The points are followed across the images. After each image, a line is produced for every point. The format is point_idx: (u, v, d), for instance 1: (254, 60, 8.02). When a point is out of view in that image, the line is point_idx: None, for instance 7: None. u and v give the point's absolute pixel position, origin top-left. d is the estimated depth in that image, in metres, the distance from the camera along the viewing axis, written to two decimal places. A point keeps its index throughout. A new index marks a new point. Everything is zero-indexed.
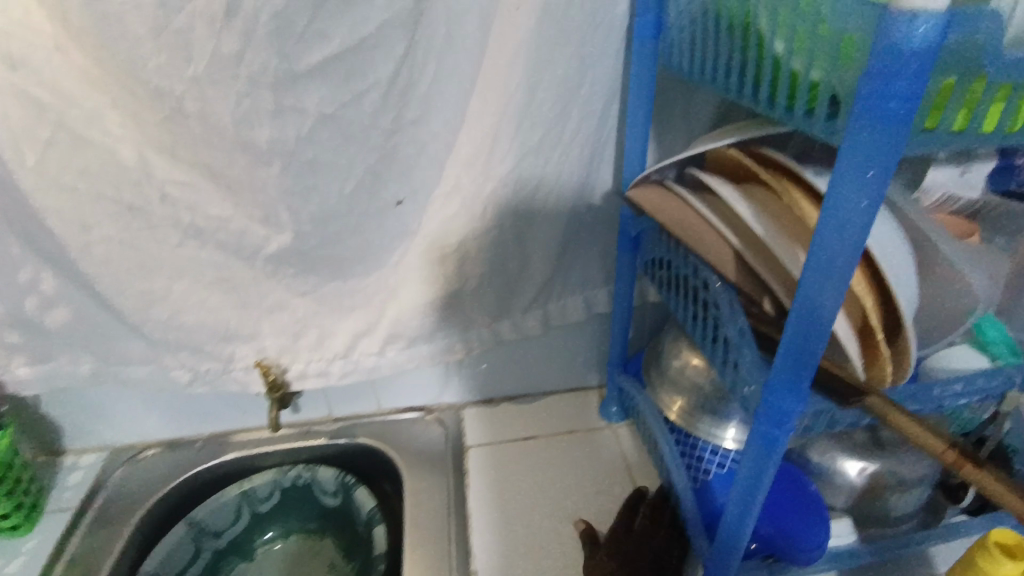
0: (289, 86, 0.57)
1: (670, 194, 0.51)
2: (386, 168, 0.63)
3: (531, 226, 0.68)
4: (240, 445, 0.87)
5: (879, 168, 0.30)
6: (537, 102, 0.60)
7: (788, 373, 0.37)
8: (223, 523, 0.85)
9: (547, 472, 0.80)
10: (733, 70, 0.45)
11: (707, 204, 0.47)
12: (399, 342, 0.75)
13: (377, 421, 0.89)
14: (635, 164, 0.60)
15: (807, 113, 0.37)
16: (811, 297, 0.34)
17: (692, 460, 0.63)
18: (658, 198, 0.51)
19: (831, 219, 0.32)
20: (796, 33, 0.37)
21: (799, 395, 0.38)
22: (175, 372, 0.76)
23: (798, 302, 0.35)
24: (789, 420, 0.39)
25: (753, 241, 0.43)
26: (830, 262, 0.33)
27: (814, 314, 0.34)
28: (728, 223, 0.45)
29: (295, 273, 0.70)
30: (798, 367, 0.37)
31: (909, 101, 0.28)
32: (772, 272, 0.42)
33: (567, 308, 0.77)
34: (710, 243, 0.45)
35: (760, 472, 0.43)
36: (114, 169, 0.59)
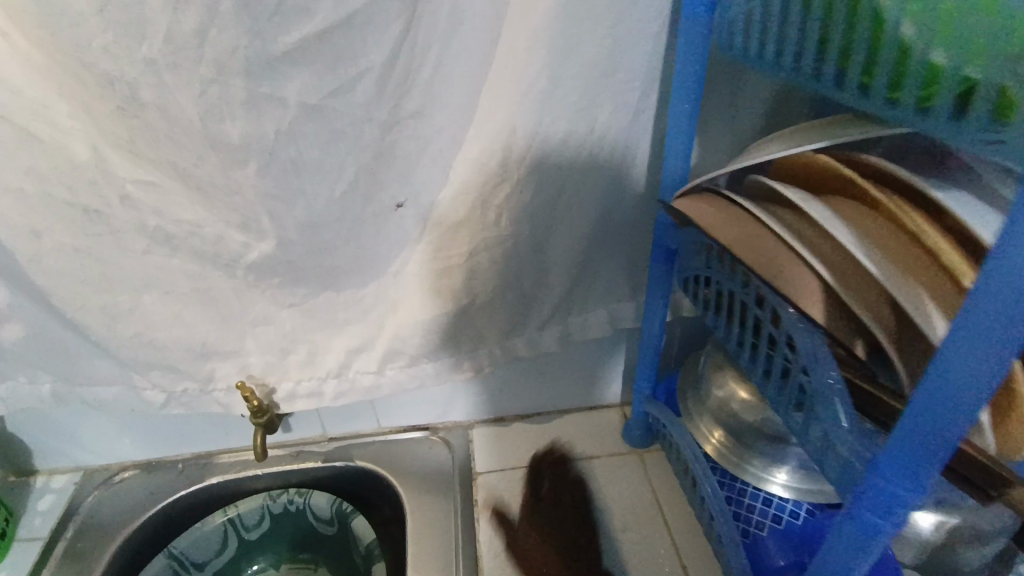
0: (266, 73, 0.47)
1: (728, 204, 0.42)
2: (382, 168, 0.54)
3: (552, 232, 0.59)
4: (226, 468, 0.79)
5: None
6: (561, 93, 0.50)
7: (907, 456, 0.31)
8: (207, 554, 0.77)
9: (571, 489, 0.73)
10: (826, 56, 0.36)
11: (780, 219, 0.39)
12: (400, 360, 0.67)
13: (376, 442, 0.81)
14: (680, 165, 0.50)
15: (952, 116, 0.29)
16: (953, 372, 0.27)
17: (741, 509, 0.56)
18: (713, 208, 0.42)
19: (997, 281, 0.25)
20: (942, 12, 0.29)
21: (917, 482, 0.31)
22: (149, 393, 0.67)
23: (933, 374, 0.28)
24: (897, 506, 0.32)
25: (848, 273, 0.35)
26: (987, 334, 0.26)
27: (954, 394, 0.27)
28: (812, 248, 0.37)
29: (281, 283, 0.61)
30: (922, 450, 0.30)
31: None
32: (868, 309, 0.34)
33: (589, 323, 0.68)
34: (789, 271, 0.36)
35: (850, 553, 0.37)
36: (64, 169, 0.50)
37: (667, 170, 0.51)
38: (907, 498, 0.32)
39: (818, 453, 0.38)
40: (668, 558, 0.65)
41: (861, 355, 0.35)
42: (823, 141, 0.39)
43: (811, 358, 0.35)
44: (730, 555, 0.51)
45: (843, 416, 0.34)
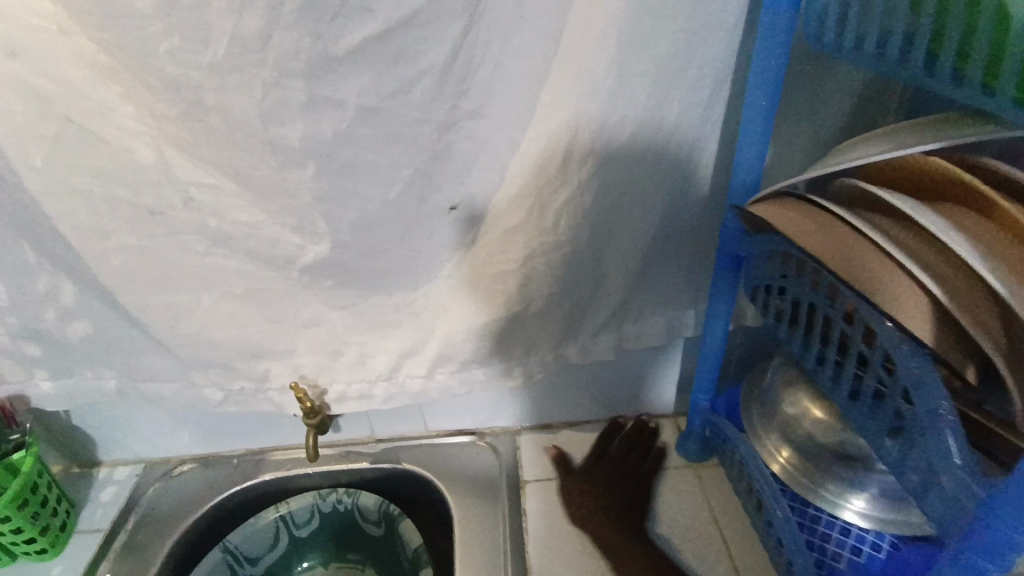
0: (326, 74, 0.47)
1: (813, 208, 0.38)
2: (437, 170, 0.53)
3: (611, 237, 0.57)
4: (277, 465, 0.80)
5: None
6: (628, 91, 0.48)
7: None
8: (260, 549, 0.78)
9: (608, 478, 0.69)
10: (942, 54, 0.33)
11: (878, 226, 0.36)
12: (451, 364, 0.66)
13: (423, 445, 0.80)
14: (753, 166, 0.47)
15: None
16: None
17: (815, 537, 0.53)
18: (795, 213, 0.39)
19: None
20: None
21: None
22: (206, 390, 0.69)
23: None
24: (1009, 552, 0.30)
25: (964, 290, 0.33)
26: None
27: None
28: (921, 261, 0.34)
29: (333, 285, 0.61)
30: None
31: None
32: (983, 329, 0.32)
33: (645, 332, 0.65)
34: (895, 288, 0.33)
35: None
36: (131, 172, 0.51)
37: (738, 171, 0.48)
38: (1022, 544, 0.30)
39: (917, 485, 0.34)
40: None
41: (971, 379, 0.32)
42: (939, 144, 0.35)
43: (913, 381, 0.32)
44: None
45: (954, 450, 0.31)
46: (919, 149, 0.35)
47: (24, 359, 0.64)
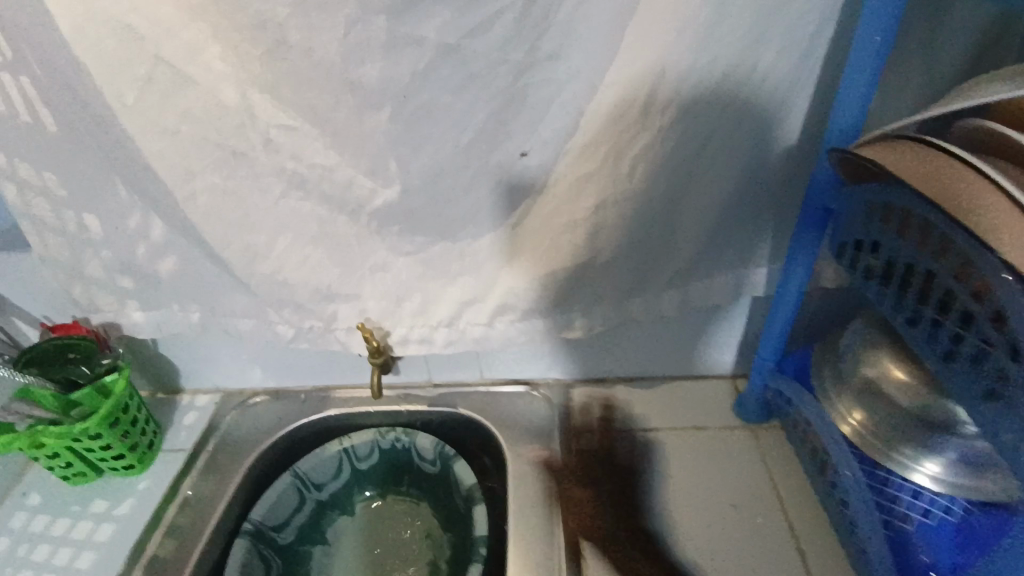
0: (406, 10, 0.47)
1: (933, 151, 0.39)
2: (512, 115, 0.52)
3: (685, 189, 0.55)
4: (341, 403, 0.85)
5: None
6: (723, 28, 0.46)
7: None
8: (325, 477, 0.82)
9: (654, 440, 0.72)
10: None
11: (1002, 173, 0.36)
12: (511, 314, 0.67)
13: (479, 392, 0.82)
14: (852, 112, 0.45)
15: None
16: None
17: (884, 500, 0.51)
18: (912, 158, 0.39)
19: None
20: None
21: None
22: (279, 327, 0.72)
23: None
24: None
25: None
26: None
27: None
28: None
29: (401, 231, 0.62)
30: None
31: None
32: None
33: (711, 292, 0.64)
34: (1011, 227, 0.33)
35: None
36: (216, 112, 0.53)
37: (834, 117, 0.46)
38: None
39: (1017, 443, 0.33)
40: (781, 539, 0.62)
41: None
42: None
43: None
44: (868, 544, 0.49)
45: None
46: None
47: (117, 290, 0.69)
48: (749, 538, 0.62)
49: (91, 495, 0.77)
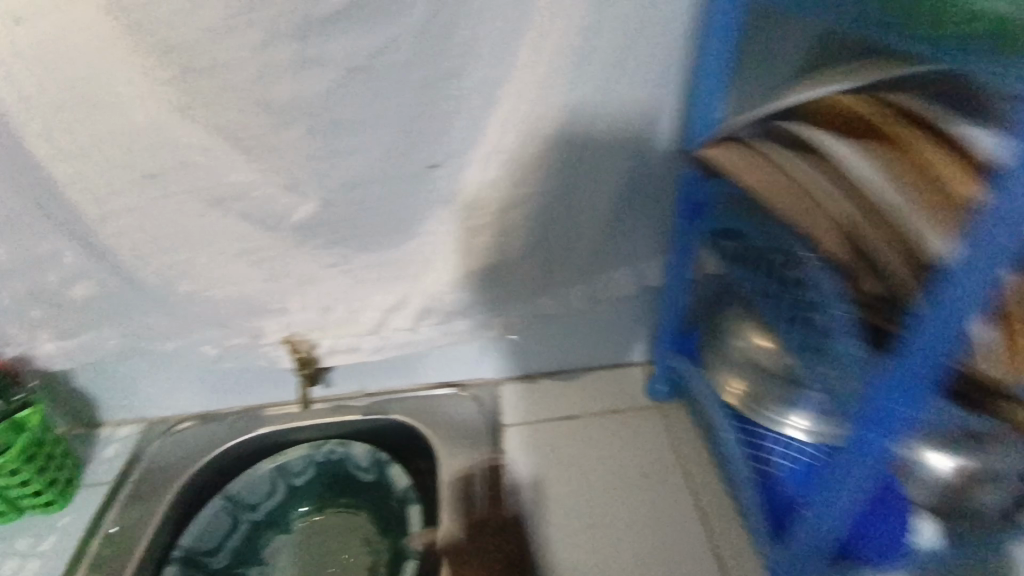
0: (314, 36, 0.51)
1: (755, 152, 0.47)
2: (420, 129, 0.57)
3: (578, 191, 0.61)
4: (272, 420, 0.85)
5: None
6: (594, 47, 0.53)
7: (903, 378, 0.35)
8: (259, 497, 0.82)
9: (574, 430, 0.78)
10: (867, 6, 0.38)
11: (806, 164, 0.44)
12: (434, 317, 0.71)
13: (410, 397, 0.85)
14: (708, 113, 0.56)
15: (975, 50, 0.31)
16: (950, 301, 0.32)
17: (760, 452, 0.59)
18: (739, 158, 0.47)
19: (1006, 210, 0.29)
20: None
21: (914, 402, 0.36)
22: (204, 347, 0.73)
23: (933, 304, 0.32)
24: (896, 425, 0.38)
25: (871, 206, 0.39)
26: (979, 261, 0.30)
27: (949, 315, 0.32)
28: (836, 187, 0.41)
29: (322, 243, 0.65)
30: (917, 377, 0.35)
31: None
32: (885, 240, 0.37)
33: (615, 284, 0.70)
34: (813, 211, 0.40)
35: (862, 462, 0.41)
36: (129, 135, 0.55)
37: (694, 121, 0.57)
38: (905, 413, 0.37)
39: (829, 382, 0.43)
40: (686, 504, 0.69)
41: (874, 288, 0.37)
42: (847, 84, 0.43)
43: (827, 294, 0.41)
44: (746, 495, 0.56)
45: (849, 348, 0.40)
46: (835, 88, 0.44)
47: (27, 319, 0.67)
48: (661, 507, 0.69)
49: (9, 536, 0.74)
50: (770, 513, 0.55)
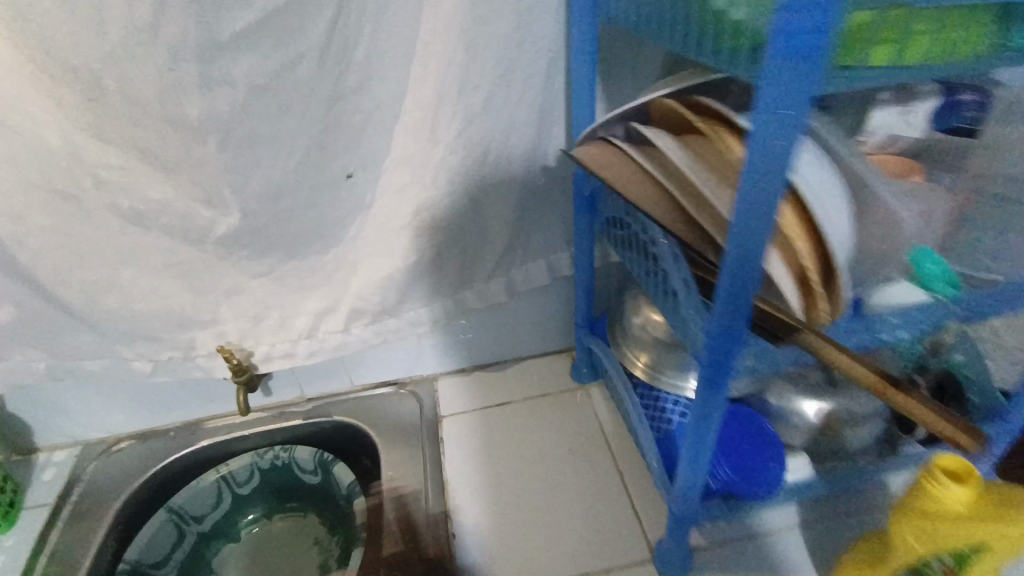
0: (216, 56, 0.54)
1: (602, 144, 0.50)
2: (331, 138, 0.62)
3: (485, 190, 0.66)
4: (213, 431, 0.86)
5: (793, 111, 0.29)
6: (480, 59, 0.57)
7: (724, 320, 0.38)
8: (204, 508, 0.84)
9: (506, 414, 0.83)
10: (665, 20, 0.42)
11: (641, 150, 0.47)
12: (364, 318, 0.75)
13: (351, 398, 0.88)
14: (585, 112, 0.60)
15: (732, 56, 0.34)
16: (739, 253, 0.34)
17: (656, 412, 0.64)
18: (590, 149, 0.50)
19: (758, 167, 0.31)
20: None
21: (739, 338, 0.39)
22: (135, 363, 0.75)
23: (727, 259, 0.34)
24: (732, 362, 0.41)
25: (687, 181, 0.42)
26: (750, 215, 0.32)
27: (742, 264, 0.34)
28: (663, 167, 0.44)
29: (248, 254, 0.68)
30: (732, 318, 0.38)
31: (820, 37, 0.27)
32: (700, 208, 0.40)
33: (531, 274, 0.77)
34: (645, 192, 0.44)
35: (712, 407, 0.45)
36: (45, 158, 0.57)
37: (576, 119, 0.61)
38: (735, 349, 0.40)
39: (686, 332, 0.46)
40: (608, 468, 0.74)
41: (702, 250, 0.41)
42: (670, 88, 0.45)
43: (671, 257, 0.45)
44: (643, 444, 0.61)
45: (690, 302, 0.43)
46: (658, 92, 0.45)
47: None
48: (589, 475, 0.74)
49: None
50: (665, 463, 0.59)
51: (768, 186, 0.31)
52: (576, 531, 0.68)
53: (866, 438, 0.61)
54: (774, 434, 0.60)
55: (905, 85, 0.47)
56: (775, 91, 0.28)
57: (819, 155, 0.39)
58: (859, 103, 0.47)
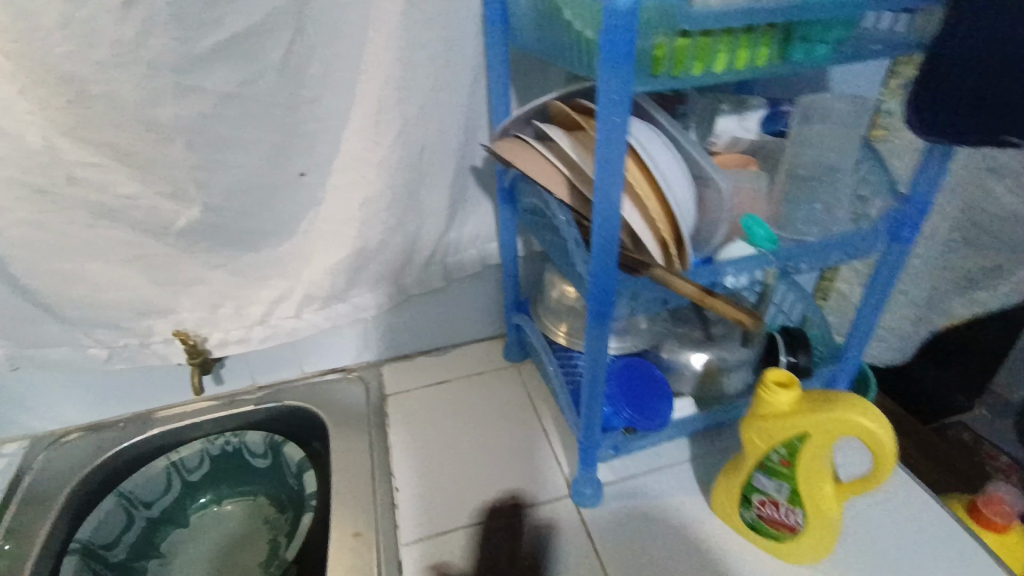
0: (190, 69, 0.63)
1: (512, 138, 0.61)
2: (288, 142, 0.71)
3: (422, 186, 0.78)
4: (164, 420, 0.90)
5: (622, 95, 0.42)
6: (416, 72, 0.69)
7: (601, 261, 0.50)
8: (154, 494, 0.87)
9: (445, 390, 0.93)
10: (556, 40, 0.56)
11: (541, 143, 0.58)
12: (315, 303, 0.83)
13: (300, 385, 0.94)
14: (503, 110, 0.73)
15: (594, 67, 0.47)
16: (605, 202, 0.47)
17: (571, 369, 0.76)
18: (505, 144, 0.61)
19: (607, 137, 0.44)
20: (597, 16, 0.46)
21: (612, 275, 0.51)
22: (92, 350, 0.79)
23: (597, 208, 0.47)
24: (610, 298, 0.53)
25: (579, 168, 0.55)
26: (607, 172, 0.45)
27: (608, 211, 0.47)
28: (559, 156, 0.56)
29: (207, 245, 0.76)
30: (606, 259, 0.50)
31: (631, 45, 0.40)
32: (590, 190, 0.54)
33: (464, 261, 0.89)
34: (550, 177, 0.56)
35: (602, 344, 0.57)
36: (24, 155, 0.64)
37: (495, 114, 0.74)
38: (611, 287, 0.52)
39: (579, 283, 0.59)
40: (536, 430, 0.85)
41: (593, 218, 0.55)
42: (557, 93, 0.59)
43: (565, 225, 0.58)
44: (559, 396, 0.72)
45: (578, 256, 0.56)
46: (548, 97, 0.59)
47: None
48: (519, 437, 0.84)
49: None
50: (574, 403, 0.72)
51: (616, 150, 0.44)
52: (506, 483, 0.77)
53: (739, 385, 0.75)
54: (663, 379, 0.71)
55: (742, 101, 0.63)
56: (609, 83, 0.41)
57: (661, 140, 0.53)
58: (709, 112, 0.64)
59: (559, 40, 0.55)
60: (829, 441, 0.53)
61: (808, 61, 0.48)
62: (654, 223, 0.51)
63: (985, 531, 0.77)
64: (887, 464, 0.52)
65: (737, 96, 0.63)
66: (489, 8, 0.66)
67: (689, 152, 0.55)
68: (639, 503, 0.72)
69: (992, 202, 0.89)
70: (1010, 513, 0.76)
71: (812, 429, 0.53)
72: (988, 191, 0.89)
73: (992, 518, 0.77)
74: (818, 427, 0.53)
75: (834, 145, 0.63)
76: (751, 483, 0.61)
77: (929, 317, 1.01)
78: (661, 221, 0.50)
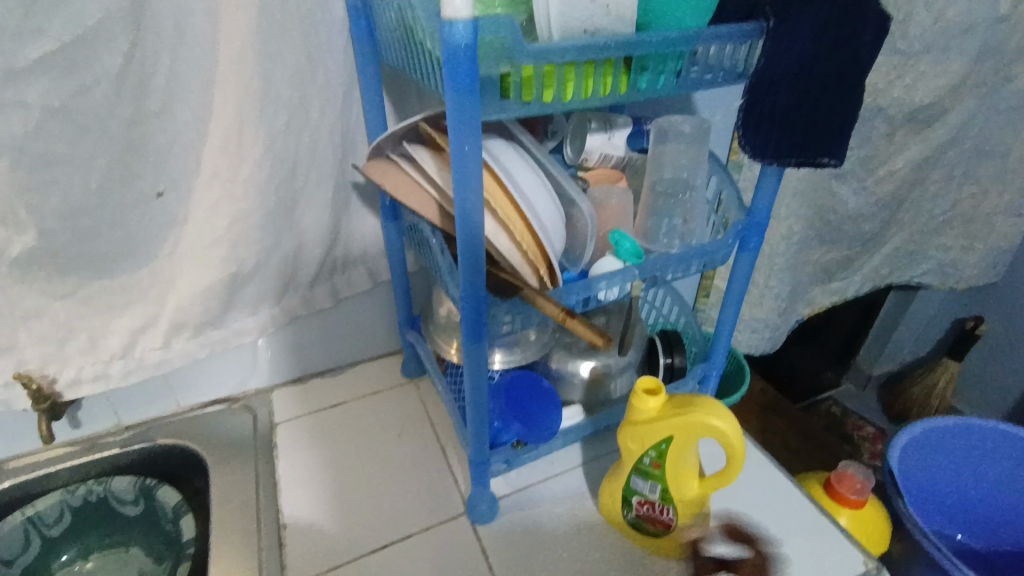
0: (7, 81, 0.56)
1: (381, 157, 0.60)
2: (135, 159, 0.65)
3: (296, 203, 0.75)
4: (16, 471, 0.80)
5: (470, 124, 0.43)
6: (273, 85, 0.66)
7: (469, 279, 0.51)
8: (12, 551, 0.78)
9: (339, 409, 0.90)
10: (416, 63, 0.56)
11: (410, 163, 0.58)
12: (185, 332, 0.78)
13: (175, 420, 0.87)
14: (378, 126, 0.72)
15: None
16: (467, 221, 0.47)
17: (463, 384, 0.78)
18: (374, 164, 0.60)
19: (461, 161, 0.44)
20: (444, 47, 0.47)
21: (481, 294, 0.52)
22: None
23: (461, 227, 0.48)
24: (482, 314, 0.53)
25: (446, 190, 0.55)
26: (464, 193, 0.46)
27: (470, 229, 0.48)
28: (428, 177, 0.57)
29: (48, 274, 0.68)
30: (473, 275, 0.50)
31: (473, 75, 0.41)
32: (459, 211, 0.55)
33: (351, 278, 0.87)
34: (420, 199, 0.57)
35: (481, 361, 0.57)
36: None
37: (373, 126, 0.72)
38: (481, 304, 0.52)
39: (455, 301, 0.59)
40: (431, 446, 0.84)
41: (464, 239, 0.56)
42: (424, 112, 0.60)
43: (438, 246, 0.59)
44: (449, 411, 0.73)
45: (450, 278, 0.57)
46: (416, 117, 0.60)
47: None
48: (415, 456, 0.83)
49: None
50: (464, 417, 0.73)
51: (470, 173, 0.45)
52: (401, 504, 0.76)
53: (624, 389, 0.78)
54: (550, 388, 0.73)
55: (608, 118, 0.65)
56: (456, 111, 0.42)
57: (527, 165, 0.55)
58: (579, 129, 0.66)
59: (418, 59, 0.55)
60: (691, 441, 0.57)
61: (649, 91, 0.51)
62: (520, 244, 0.52)
63: (842, 508, 0.86)
64: (737, 459, 0.56)
65: (603, 114, 0.65)
66: (354, 21, 0.65)
67: (556, 178, 0.58)
68: (532, 511, 0.74)
69: (837, 202, 1.00)
70: (860, 488, 0.85)
71: (676, 430, 0.57)
72: (833, 193, 1.00)
73: (847, 494, 0.85)
74: (680, 429, 0.57)
75: (688, 158, 0.67)
76: (630, 485, 0.65)
77: (791, 308, 1.12)
78: (526, 242, 0.52)
